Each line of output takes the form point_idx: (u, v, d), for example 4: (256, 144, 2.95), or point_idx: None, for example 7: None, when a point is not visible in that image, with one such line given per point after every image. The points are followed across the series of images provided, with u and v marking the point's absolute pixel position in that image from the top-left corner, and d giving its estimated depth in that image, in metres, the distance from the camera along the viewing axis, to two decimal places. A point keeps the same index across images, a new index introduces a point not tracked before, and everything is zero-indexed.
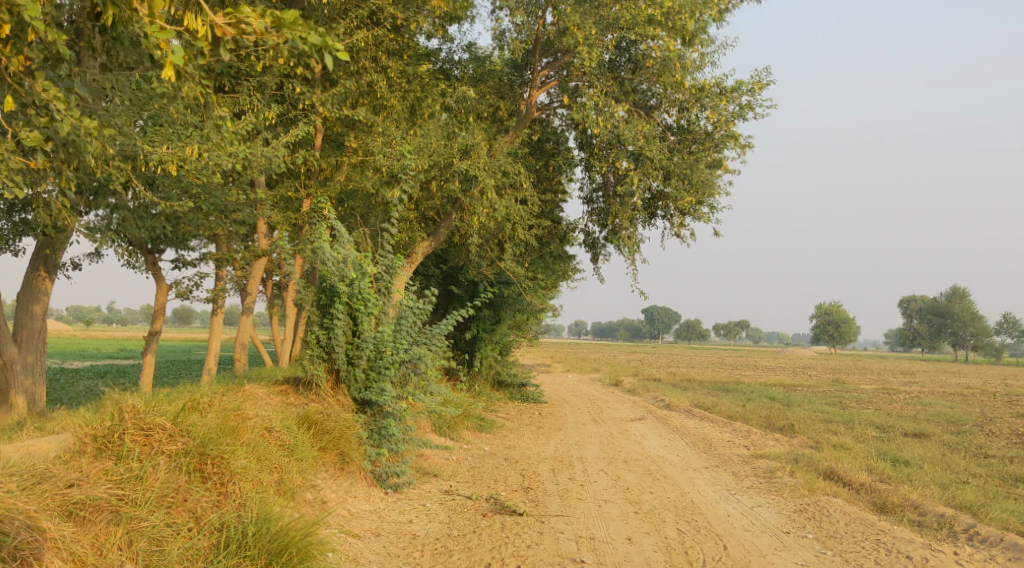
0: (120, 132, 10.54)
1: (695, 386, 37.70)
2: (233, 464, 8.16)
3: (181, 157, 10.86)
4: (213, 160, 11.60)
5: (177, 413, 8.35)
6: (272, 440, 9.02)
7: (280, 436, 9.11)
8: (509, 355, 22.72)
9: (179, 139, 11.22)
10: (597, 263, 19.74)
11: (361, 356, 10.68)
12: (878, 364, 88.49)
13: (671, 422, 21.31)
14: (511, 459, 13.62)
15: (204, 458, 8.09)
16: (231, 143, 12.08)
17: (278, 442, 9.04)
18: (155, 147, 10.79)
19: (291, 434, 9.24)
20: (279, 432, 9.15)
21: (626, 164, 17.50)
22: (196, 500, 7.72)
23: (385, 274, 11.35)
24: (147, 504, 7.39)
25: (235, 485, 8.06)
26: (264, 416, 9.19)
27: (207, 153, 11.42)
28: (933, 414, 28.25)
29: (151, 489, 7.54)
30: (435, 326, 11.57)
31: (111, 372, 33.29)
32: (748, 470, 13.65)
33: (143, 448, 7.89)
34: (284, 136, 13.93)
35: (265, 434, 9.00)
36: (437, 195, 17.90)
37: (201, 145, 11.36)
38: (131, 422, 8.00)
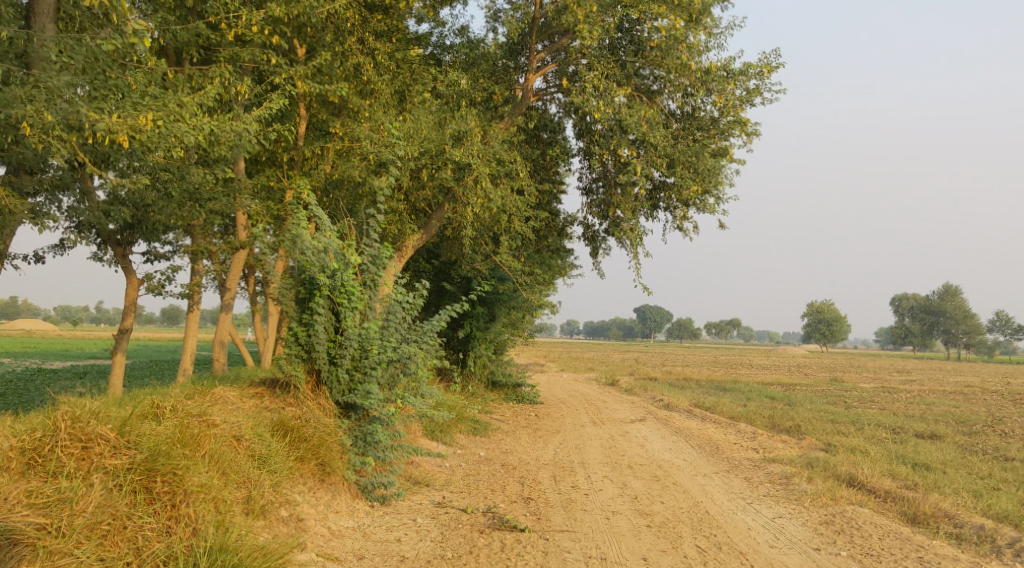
0: (60, 97, 9.46)
1: (693, 385, 36.86)
2: (188, 481, 7.21)
3: (133, 127, 9.81)
4: (173, 133, 10.54)
5: (127, 421, 7.40)
6: (241, 450, 8.04)
7: (249, 446, 8.13)
8: (503, 354, 21.77)
9: (131, 106, 10.15)
10: (597, 257, 18.82)
11: (344, 355, 9.72)
12: (873, 361, 87.88)
13: (674, 424, 20.40)
14: (509, 465, 12.67)
15: (154, 475, 7.15)
16: (196, 116, 11.06)
17: (247, 453, 8.08)
18: (103, 113, 9.71)
19: (263, 444, 8.27)
20: (249, 441, 8.16)
21: (629, 151, 16.59)
22: (139, 527, 6.83)
23: (371, 265, 10.38)
24: (74, 535, 6.54)
25: (188, 507, 7.13)
26: (232, 422, 8.22)
27: (165, 123, 10.36)
28: (941, 413, 27.43)
29: (83, 514, 6.68)
30: (426, 323, 10.63)
31: (90, 371, 32.23)
32: (762, 476, 12.76)
33: (79, 463, 6.97)
34: (257, 111, 12.96)
35: (232, 443, 8.02)
36: (429, 184, 16.95)
37: (158, 114, 10.30)
38: (67, 432, 7.06)
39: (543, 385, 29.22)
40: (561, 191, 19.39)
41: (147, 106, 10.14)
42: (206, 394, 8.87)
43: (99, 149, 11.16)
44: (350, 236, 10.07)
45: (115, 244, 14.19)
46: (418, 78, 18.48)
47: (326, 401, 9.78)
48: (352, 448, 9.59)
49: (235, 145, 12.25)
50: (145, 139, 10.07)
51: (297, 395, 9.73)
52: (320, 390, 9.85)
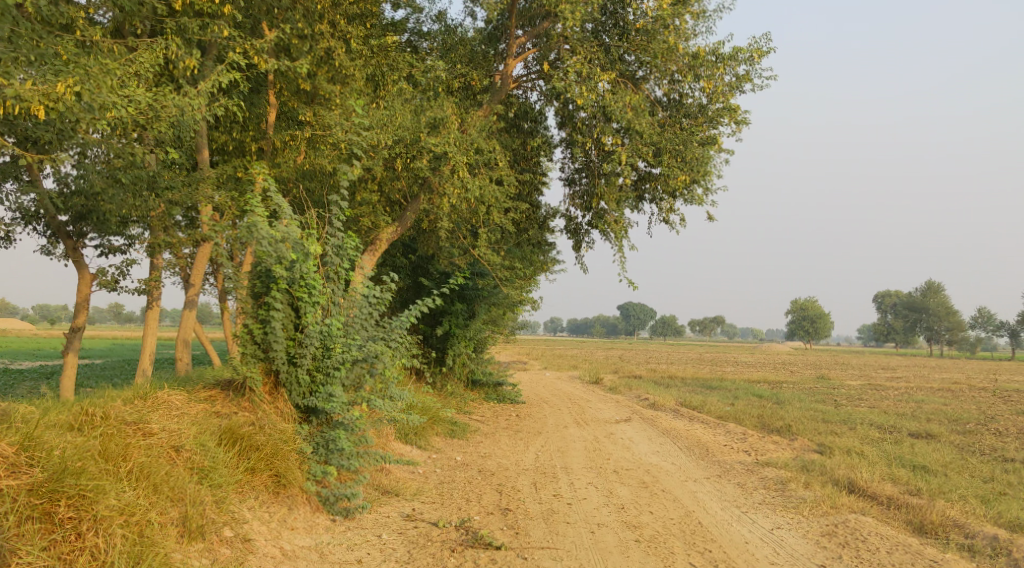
0: None
1: (679, 383, 36.15)
2: (96, 507, 6.69)
3: (48, 93, 9.16)
4: (98, 102, 9.86)
5: (35, 435, 6.88)
6: (178, 462, 7.55)
7: (189, 458, 7.62)
8: (484, 352, 20.96)
9: (50, 72, 9.49)
10: (580, 251, 18.04)
11: (305, 354, 8.90)
12: (858, 359, 87.63)
13: (661, 424, 19.67)
14: (487, 471, 11.88)
15: (58, 499, 6.63)
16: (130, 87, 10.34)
17: (184, 466, 7.52)
18: (15, 77, 9.06)
19: (206, 454, 7.73)
20: (188, 451, 7.66)
21: (614, 139, 15.82)
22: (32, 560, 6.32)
23: (335, 256, 9.52)
24: None
25: (94, 536, 6.61)
26: (168, 433, 7.66)
27: (87, 91, 9.69)
28: (931, 411, 26.84)
29: None
30: (395, 319, 9.80)
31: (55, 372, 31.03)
32: (755, 481, 12.05)
33: None
34: (205, 88, 12.27)
35: (168, 455, 7.53)
36: (403, 173, 16.12)
37: (80, 82, 9.62)
38: None
39: (525, 385, 28.40)
40: (543, 182, 18.59)
41: (68, 72, 9.48)
42: (151, 395, 8.34)
43: (26, 122, 10.44)
44: (311, 225, 9.25)
45: (66, 236, 13.29)
46: (393, 65, 17.63)
47: (285, 405, 8.96)
48: (312, 457, 8.76)
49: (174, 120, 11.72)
50: (63, 107, 9.40)
51: (255, 394, 8.88)
52: (278, 392, 9.02)
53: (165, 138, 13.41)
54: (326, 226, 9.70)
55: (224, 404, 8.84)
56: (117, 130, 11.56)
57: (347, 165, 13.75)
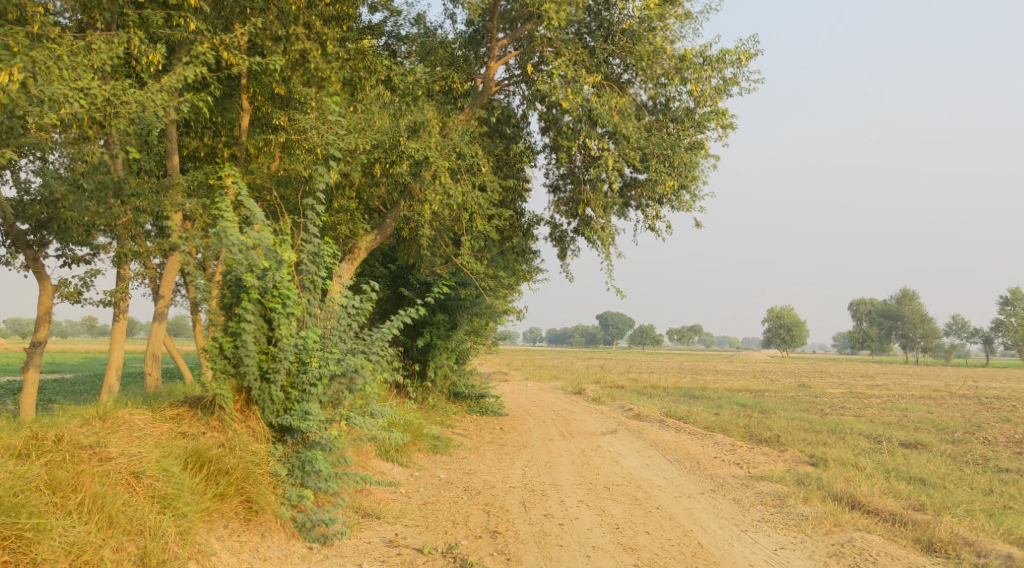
0: None
1: (661, 393, 35.80)
2: (38, 547, 6.20)
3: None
4: (48, 94, 9.46)
5: None
6: (137, 490, 7.01)
7: (150, 485, 7.08)
8: (465, 363, 20.42)
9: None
10: (564, 259, 17.57)
11: (279, 369, 8.34)
12: (837, 366, 87.82)
13: (648, 436, 19.21)
14: (472, 490, 11.34)
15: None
16: (85, 79, 9.90)
17: (144, 495, 7.00)
18: None
19: (169, 480, 7.20)
20: (149, 477, 7.12)
21: (600, 143, 15.38)
22: None
23: (311, 263, 8.96)
24: None
25: None
26: (125, 460, 7.14)
27: (34, 82, 9.31)
28: (918, 420, 26.58)
29: None
30: (375, 330, 9.26)
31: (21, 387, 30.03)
32: (752, 497, 11.59)
33: None
34: (169, 82, 11.69)
35: (126, 482, 7.00)
36: (382, 179, 15.60)
37: (27, 72, 9.23)
38: None
39: (508, 396, 27.82)
40: (526, 189, 18.11)
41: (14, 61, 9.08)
42: (113, 415, 7.82)
43: None
44: (285, 232, 8.71)
45: (26, 246, 12.60)
46: (371, 68, 17.10)
47: (257, 423, 8.37)
48: (286, 479, 8.20)
49: (135, 118, 11.14)
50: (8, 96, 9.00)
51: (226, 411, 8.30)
52: (249, 409, 8.44)
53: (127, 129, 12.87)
54: (301, 232, 9.17)
55: (194, 423, 8.29)
56: (74, 126, 10.94)
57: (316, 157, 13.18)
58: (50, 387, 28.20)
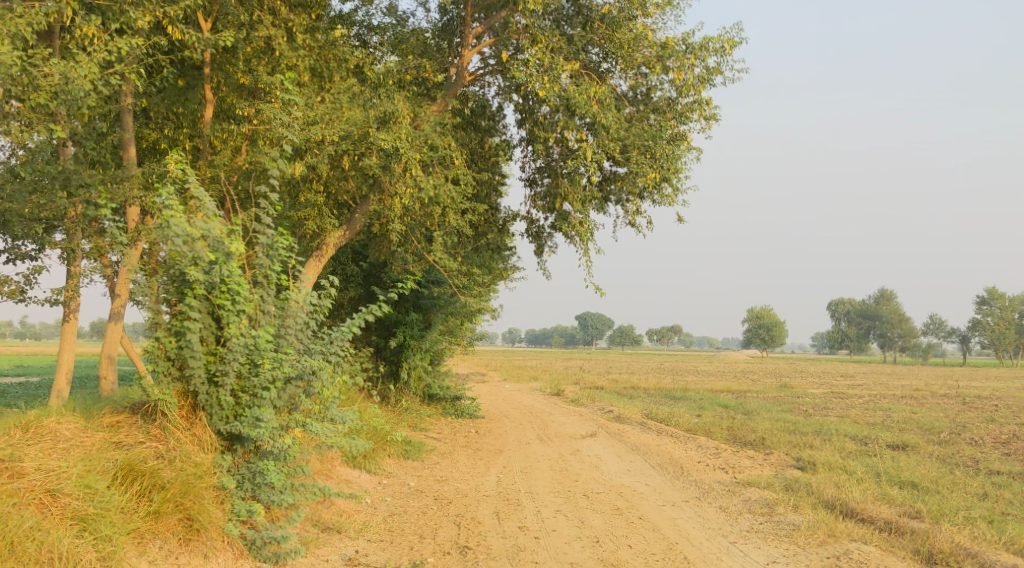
0: None
1: (642, 394, 35.28)
2: None
3: None
4: None
5: None
6: (51, 511, 6.58)
7: (68, 505, 6.65)
8: (440, 365, 19.75)
9: None
10: (542, 256, 16.93)
11: (227, 371, 7.64)
12: (817, 366, 87.81)
13: (629, 439, 18.64)
14: (443, 499, 10.70)
15: None
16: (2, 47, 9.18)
17: (58, 515, 6.58)
18: None
19: (90, 499, 6.74)
20: (66, 497, 6.68)
21: (578, 134, 14.70)
22: None
23: (265, 256, 8.25)
24: None
25: None
26: (38, 477, 6.70)
27: None
28: (903, 420, 26.17)
29: None
30: (336, 328, 8.59)
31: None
32: (738, 505, 11.04)
33: None
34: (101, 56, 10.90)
35: (38, 502, 6.59)
36: (351, 172, 14.90)
37: None
38: None
39: (485, 398, 27.11)
40: (502, 183, 17.43)
41: None
42: (38, 424, 7.36)
43: None
44: (235, 222, 8.01)
45: None
46: (340, 57, 16.35)
47: (204, 432, 7.67)
48: (235, 493, 7.62)
49: (60, 92, 10.42)
50: None
51: (168, 417, 7.65)
52: (195, 415, 7.75)
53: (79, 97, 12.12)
54: (254, 222, 8.46)
55: (133, 429, 7.74)
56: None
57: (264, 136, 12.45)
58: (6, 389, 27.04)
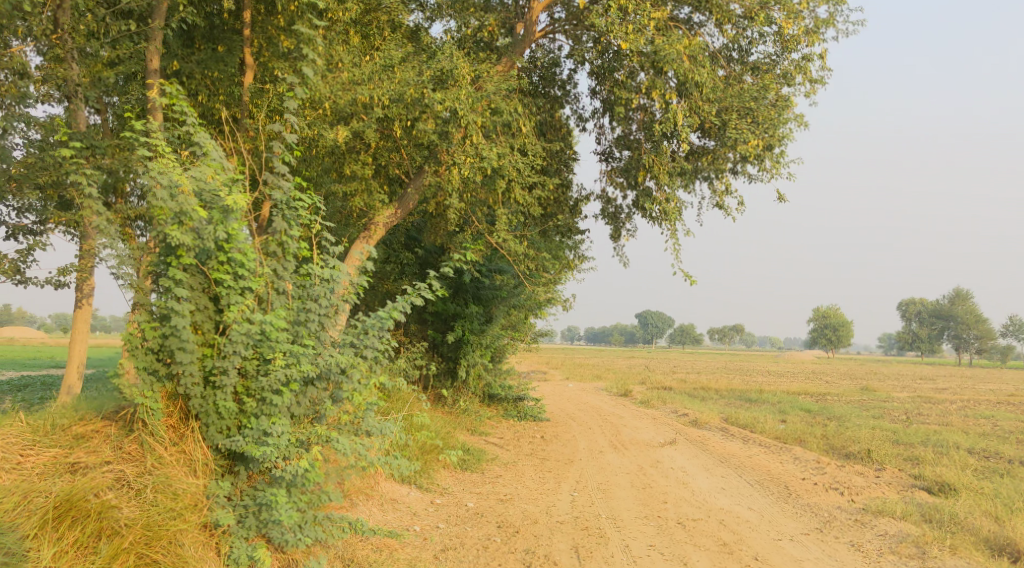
0: None
1: (712, 396, 32.88)
2: None
3: None
4: None
5: None
6: None
7: None
8: (501, 362, 17.89)
9: None
10: (619, 240, 14.87)
11: (227, 369, 6.35)
12: (894, 368, 83.49)
13: (713, 448, 16.49)
14: (508, 527, 8.83)
15: None
16: None
17: None
18: None
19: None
20: None
21: (667, 95, 12.47)
22: None
23: (277, 218, 6.88)
24: None
25: None
26: None
27: None
28: (1015, 429, 23.31)
29: None
30: (372, 315, 7.08)
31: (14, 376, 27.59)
32: (874, 541, 8.88)
33: None
34: None
35: None
36: (403, 141, 13.09)
37: None
38: None
39: (549, 399, 25.00)
40: (573, 158, 15.38)
41: None
42: None
43: None
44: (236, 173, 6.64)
45: None
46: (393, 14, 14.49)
47: (196, 448, 6.44)
48: (238, 532, 6.41)
49: None
50: None
51: (147, 430, 6.44)
52: (186, 424, 6.52)
53: (92, 48, 10.62)
54: (266, 175, 7.07)
55: (103, 441, 6.53)
56: None
57: (292, 82, 10.69)
58: (38, 380, 25.63)
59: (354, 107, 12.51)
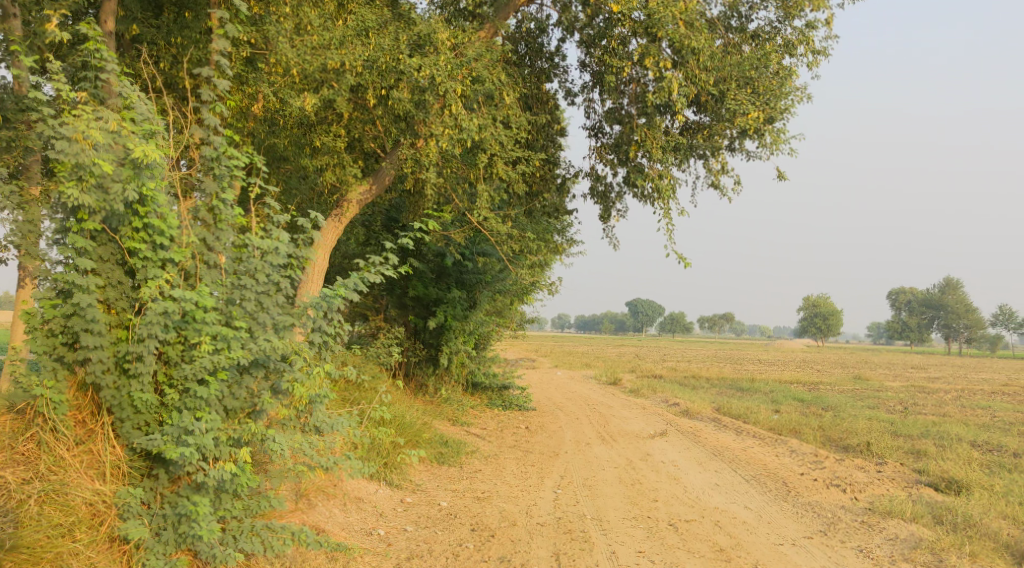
0: None
1: (703, 384, 32.12)
2: None
3: None
4: None
5: None
6: None
7: None
8: (485, 349, 17.10)
9: None
10: (609, 220, 14.02)
11: (143, 354, 5.89)
12: (884, 357, 82.92)
13: (705, 440, 15.73)
14: (483, 530, 8.07)
15: None
16: None
17: None
18: None
19: None
20: None
21: (662, 63, 11.56)
22: None
23: (206, 180, 6.37)
24: None
25: None
26: None
27: None
28: (1013, 419, 22.55)
29: None
30: (314, 299, 6.50)
31: None
32: (884, 546, 8.10)
33: None
34: None
35: None
36: (378, 112, 12.20)
37: None
38: None
39: (535, 388, 24.12)
40: (561, 133, 14.51)
41: None
42: None
43: None
44: (154, 128, 6.05)
45: None
46: None
47: (106, 449, 6.01)
48: (154, 547, 5.91)
49: None
50: None
51: (47, 427, 5.97)
52: (96, 420, 6.08)
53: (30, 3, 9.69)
54: (194, 128, 6.34)
55: None
56: None
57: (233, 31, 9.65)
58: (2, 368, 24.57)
59: (324, 73, 11.50)
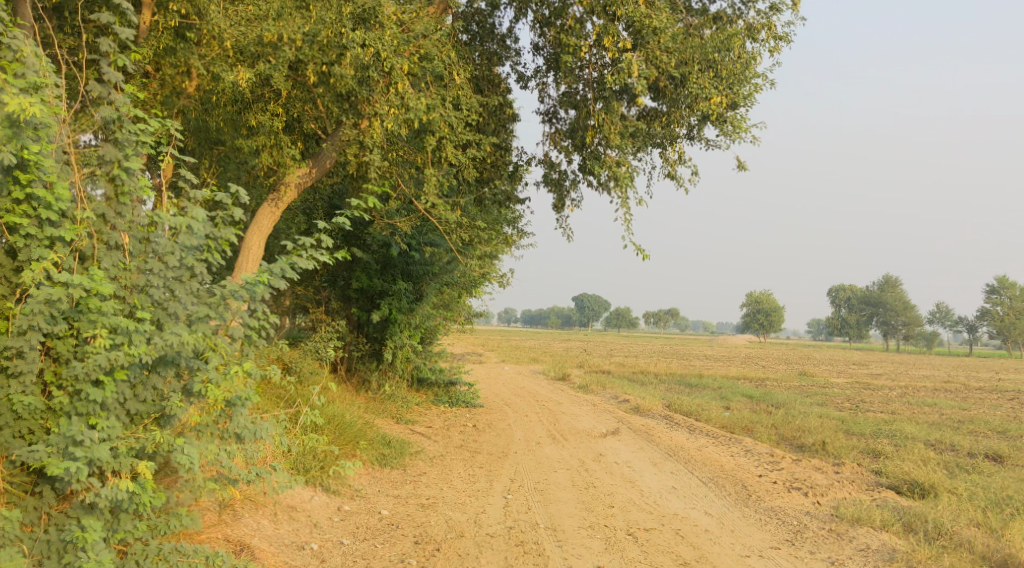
0: None
1: (652, 380, 31.71)
2: None
3: None
4: None
5: None
6: None
7: None
8: (432, 344, 16.37)
9: None
10: (563, 210, 13.41)
11: (26, 351, 5.24)
12: (826, 354, 84.08)
13: (658, 439, 15.23)
14: (427, 543, 7.39)
15: None
16: None
17: None
18: None
19: None
20: None
21: (621, 43, 10.91)
22: None
23: (104, 146, 5.65)
24: None
25: None
26: None
27: None
28: (959, 416, 22.55)
29: None
30: (230, 284, 5.87)
31: None
32: (857, 558, 7.65)
33: None
34: None
35: None
36: (319, 91, 11.27)
37: None
38: None
39: (483, 384, 23.39)
40: (514, 118, 13.84)
41: None
42: None
43: None
44: (41, 82, 5.30)
45: None
46: None
47: None
48: None
49: None
50: None
51: None
52: None
53: None
54: (92, 84, 5.60)
55: None
56: None
57: None
58: None
59: (260, 46, 10.63)
